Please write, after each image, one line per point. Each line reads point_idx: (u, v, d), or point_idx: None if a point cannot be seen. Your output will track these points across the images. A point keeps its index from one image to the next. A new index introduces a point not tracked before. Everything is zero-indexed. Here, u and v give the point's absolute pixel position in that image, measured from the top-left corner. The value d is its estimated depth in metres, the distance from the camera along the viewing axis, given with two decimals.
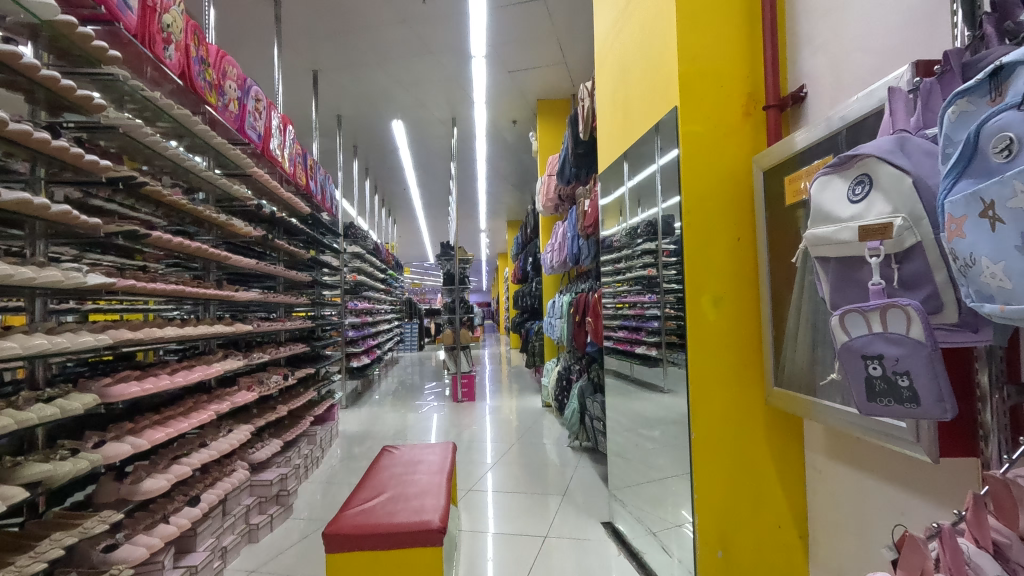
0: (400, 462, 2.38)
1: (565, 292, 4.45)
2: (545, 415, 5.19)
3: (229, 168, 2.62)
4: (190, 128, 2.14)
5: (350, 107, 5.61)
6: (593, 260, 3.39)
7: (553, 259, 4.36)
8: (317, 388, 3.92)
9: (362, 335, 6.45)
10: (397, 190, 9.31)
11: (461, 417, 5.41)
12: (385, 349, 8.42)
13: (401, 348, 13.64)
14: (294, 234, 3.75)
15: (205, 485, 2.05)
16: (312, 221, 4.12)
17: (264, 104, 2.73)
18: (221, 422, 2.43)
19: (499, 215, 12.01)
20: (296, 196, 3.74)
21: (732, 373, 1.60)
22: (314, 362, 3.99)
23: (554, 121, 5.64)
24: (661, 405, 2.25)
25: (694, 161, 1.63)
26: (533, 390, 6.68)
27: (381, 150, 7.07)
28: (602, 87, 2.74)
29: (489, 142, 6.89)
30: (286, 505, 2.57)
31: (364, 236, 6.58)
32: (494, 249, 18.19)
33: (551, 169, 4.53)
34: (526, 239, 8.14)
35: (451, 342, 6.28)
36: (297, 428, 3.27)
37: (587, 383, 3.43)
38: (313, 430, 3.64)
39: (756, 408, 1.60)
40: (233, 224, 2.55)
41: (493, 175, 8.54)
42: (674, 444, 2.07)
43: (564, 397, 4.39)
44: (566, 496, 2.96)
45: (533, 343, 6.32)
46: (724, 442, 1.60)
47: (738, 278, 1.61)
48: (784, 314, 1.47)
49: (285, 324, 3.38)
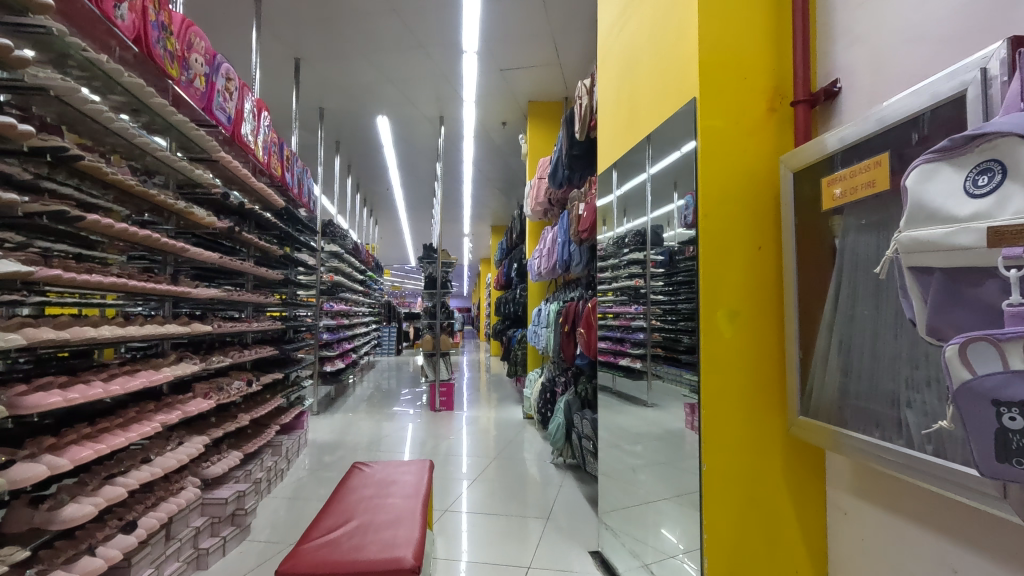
0: (372, 483, 2.16)
1: (552, 300, 4.27)
2: (526, 427, 4.99)
3: (193, 152, 2.38)
4: (147, 103, 1.91)
5: (333, 100, 5.38)
6: (585, 267, 3.22)
7: (541, 265, 4.18)
8: (285, 394, 3.67)
9: (337, 338, 6.18)
10: (380, 189, 9.06)
11: (439, 427, 5.18)
12: (361, 353, 8.14)
13: (378, 352, 13.33)
14: (267, 228, 3.50)
15: (146, 508, 1.80)
16: (287, 216, 3.87)
17: (236, 85, 2.50)
18: (171, 433, 2.18)
19: (483, 219, 11.82)
20: (271, 188, 3.50)
21: (749, 398, 1.43)
22: (283, 366, 3.74)
23: (545, 123, 5.49)
24: (659, 427, 2.07)
25: (712, 159, 1.46)
26: (513, 400, 6.48)
27: (365, 147, 6.83)
28: (604, 83, 2.58)
29: (477, 143, 6.70)
30: (242, 526, 2.33)
31: (343, 236, 6.32)
32: (477, 254, 17.98)
33: (542, 172, 4.36)
34: (511, 245, 7.97)
35: (431, 348, 6.05)
36: (260, 438, 3.02)
37: (574, 398, 3.25)
38: (279, 440, 3.39)
39: (775, 438, 1.43)
40: (194, 213, 2.31)
41: (479, 178, 8.36)
42: (674, 471, 1.90)
43: (547, 410, 4.21)
44: (549, 520, 2.77)
45: (515, 352, 6.13)
46: (738, 476, 1.42)
47: (759, 292, 1.44)
48: (814, 334, 1.30)
49: (252, 325, 3.13)
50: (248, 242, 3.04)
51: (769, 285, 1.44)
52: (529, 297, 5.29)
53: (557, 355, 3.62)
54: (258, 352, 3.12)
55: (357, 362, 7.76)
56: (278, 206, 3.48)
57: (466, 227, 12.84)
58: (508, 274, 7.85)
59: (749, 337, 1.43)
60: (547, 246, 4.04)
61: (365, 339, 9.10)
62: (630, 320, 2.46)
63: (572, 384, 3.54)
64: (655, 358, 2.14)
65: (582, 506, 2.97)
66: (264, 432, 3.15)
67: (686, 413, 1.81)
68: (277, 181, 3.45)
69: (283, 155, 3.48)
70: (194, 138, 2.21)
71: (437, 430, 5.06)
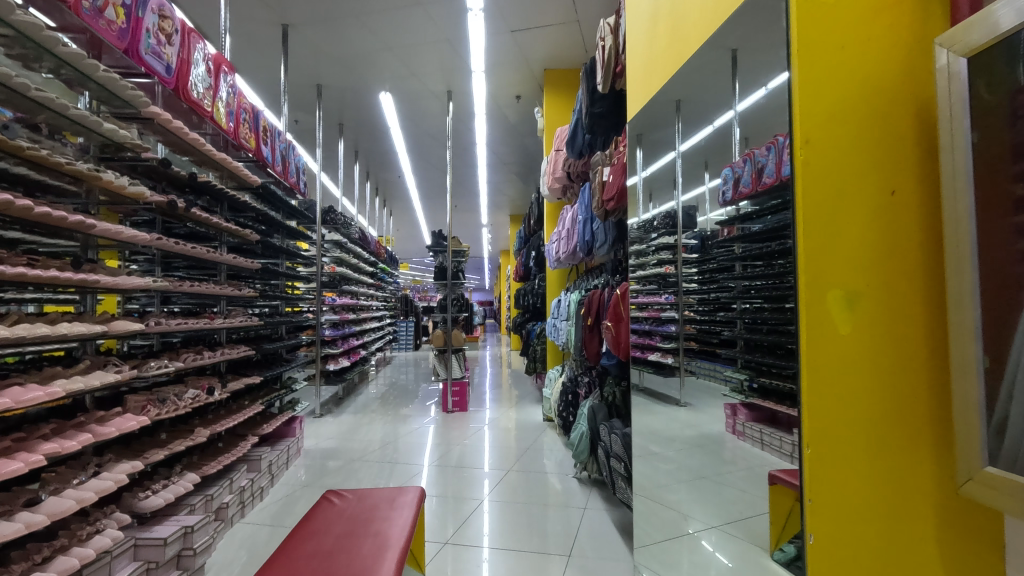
0: (343, 520, 1.68)
1: (573, 289, 3.75)
2: (547, 431, 4.48)
3: (120, 109, 1.91)
4: (39, 40, 1.44)
5: (331, 72, 4.92)
6: (611, 247, 2.70)
7: (559, 250, 3.67)
8: (269, 399, 3.23)
9: (343, 334, 5.77)
10: (390, 177, 8.64)
11: (451, 430, 4.69)
12: (372, 350, 7.71)
13: (396, 347, 12.96)
14: (242, 211, 3.05)
15: (31, 565, 1.36)
16: (270, 199, 3.44)
17: (175, 26, 2.04)
18: (95, 459, 1.74)
19: (500, 207, 11.32)
20: (245, 164, 3.05)
21: (880, 429, 0.89)
22: (266, 367, 3.30)
23: (562, 93, 4.96)
24: (717, 453, 1.54)
25: (809, 58, 0.94)
26: (533, 399, 5.98)
27: (370, 129, 6.37)
28: (635, 12, 2.06)
29: (490, 121, 6.19)
30: (191, 570, 1.89)
31: (347, 224, 5.88)
32: (497, 245, 17.52)
33: (559, 143, 3.84)
34: (528, 232, 7.44)
35: (441, 344, 5.59)
36: (231, 453, 2.58)
37: (601, 404, 2.72)
38: (259, 453, 2.95)
39: (924, 495, 0.88)
40: (114, 181, 1.76)
41: (494, 162, 7.85)
42: (745, 520, 1.36)
43: (569, 414, 3.71)
44: (573, 556, 2.26)
45: (534, 347, 5.62)
46: (865, 555, 0.89)
47: (895, 260, 0.91)
48: (1009, 325, 0.76)
49: (220, 320, 2.68)
50: (210, 223, 2.60)
51: (909, 249, 0.91)
52: (547, 287, 4.76)
53: (579, 353, 3.09)
54: (230, 353, 2.68)
55: (368, 359, 7.35)
56: (254, 185, 3.04)
57: (483, 217, 12.35)
58: (527, 263, 7.32)
59: (881, 332, 0.90)
60: (565, 226, 3.55)
61: (378, 334, 8.70)
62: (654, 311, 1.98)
63: (598, 384, 3.06)
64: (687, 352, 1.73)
65: (612, 536, 2.45)
66: (239, 446, 2.71)
67: (726, 414, 1.44)
68: (252, 156, 3.00)
69: (260, 127, 3.02)
70: (113, 88, 1.75)
71: (449, 433, 4.56)
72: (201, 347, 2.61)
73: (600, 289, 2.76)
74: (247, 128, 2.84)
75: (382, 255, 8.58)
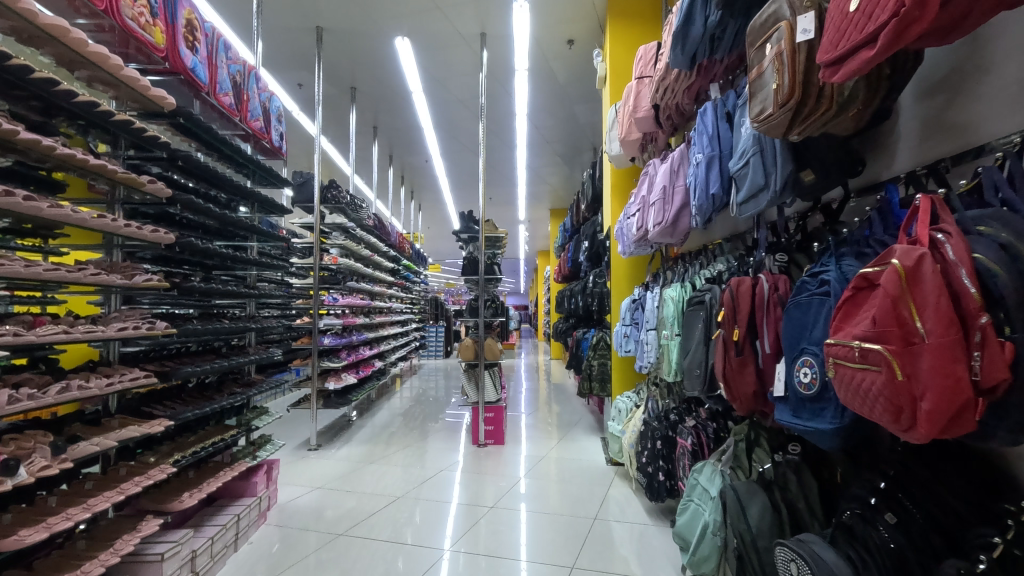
0: None
1: (666, 284, 2.54)
2: (613, 481, 3.23)
3: None
4: None
5: (331, 5, 3.84)
6: (774, 197, 1.47)
7: (643, 222, 2.47)
8: (201, 447, 2.10)
9: (350, 342, 4.67)
10: (416, 162, 7.57)
11: (482, 471, 3.47)
12: (393, 359, 6.62)
13: (424, 355, 11.90)
14: (154, 154, 1.94)
15: None
16: (216, 145, 2.32)
17: None
18: None
19: (541, 199, 10.15)
20: (156, 80, 1.92)
21: None
22: (202, 398, 2.19)
23: (633, 23, 3.72)
24: None
25: None
26: (587, 426, 4.73)
27: (387, 91, 5.29)
28: None
29: (533, 80, 5.03)
30: None
31: (357, 206, 4.77)
32: (535, 244, 16.26)
33: (642, 66, 2.64)
34: (577, 220, 6.20)
35: (471, 356, 4.39)
36: (84, 564, 1.44)
37: (753, 489, 1.48)
38: (166, 542, 1.81)
39: None
40: None
41: (536, 139, 6.67)
42: None
43: (656, 469, 2.50)
44: None
45: (589, 361, 4.38)
46: None
47: None
48: None
49: (87, 325, 1.58)
50: (57, 156, 1.48)
51: None
52: (612, 282, 3.51)
53: (690, 389, 1.85)
54: (103, 384, 1.56)
55: (387, 371, 6.24)
56: (166, 110, 1.87)
57: (521, 211, 11.17)
58: (575, 259, 6.06)
59: None
60: (656, 186, 2.34)
61: (401, 340, 7.61)
62: (985, 317, 0.72)
63: (728, 442, 1.83)
64: (916, 430, 0.78)
65: None
66: (115, 541, 1.58)
67: None
68: (165, 65, 1.85)
69: (179, 20, 1.89)
70: None
71: (479, 479, 3.33)
72: (45, 374, 1.51)
73: (746, 277, 1.53)
74: (144, 9, 1.70)
75: (407, 250, 7.48)
